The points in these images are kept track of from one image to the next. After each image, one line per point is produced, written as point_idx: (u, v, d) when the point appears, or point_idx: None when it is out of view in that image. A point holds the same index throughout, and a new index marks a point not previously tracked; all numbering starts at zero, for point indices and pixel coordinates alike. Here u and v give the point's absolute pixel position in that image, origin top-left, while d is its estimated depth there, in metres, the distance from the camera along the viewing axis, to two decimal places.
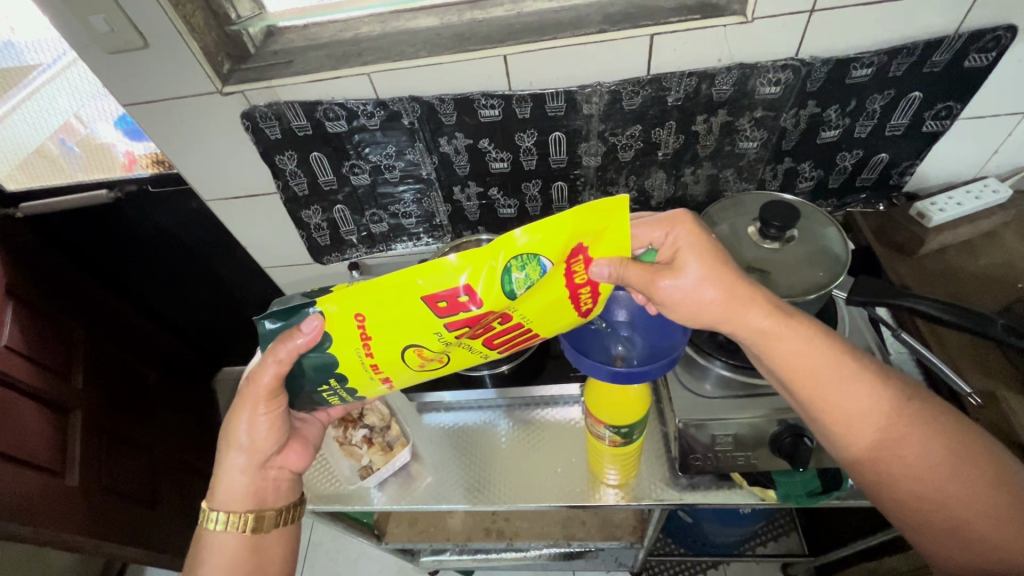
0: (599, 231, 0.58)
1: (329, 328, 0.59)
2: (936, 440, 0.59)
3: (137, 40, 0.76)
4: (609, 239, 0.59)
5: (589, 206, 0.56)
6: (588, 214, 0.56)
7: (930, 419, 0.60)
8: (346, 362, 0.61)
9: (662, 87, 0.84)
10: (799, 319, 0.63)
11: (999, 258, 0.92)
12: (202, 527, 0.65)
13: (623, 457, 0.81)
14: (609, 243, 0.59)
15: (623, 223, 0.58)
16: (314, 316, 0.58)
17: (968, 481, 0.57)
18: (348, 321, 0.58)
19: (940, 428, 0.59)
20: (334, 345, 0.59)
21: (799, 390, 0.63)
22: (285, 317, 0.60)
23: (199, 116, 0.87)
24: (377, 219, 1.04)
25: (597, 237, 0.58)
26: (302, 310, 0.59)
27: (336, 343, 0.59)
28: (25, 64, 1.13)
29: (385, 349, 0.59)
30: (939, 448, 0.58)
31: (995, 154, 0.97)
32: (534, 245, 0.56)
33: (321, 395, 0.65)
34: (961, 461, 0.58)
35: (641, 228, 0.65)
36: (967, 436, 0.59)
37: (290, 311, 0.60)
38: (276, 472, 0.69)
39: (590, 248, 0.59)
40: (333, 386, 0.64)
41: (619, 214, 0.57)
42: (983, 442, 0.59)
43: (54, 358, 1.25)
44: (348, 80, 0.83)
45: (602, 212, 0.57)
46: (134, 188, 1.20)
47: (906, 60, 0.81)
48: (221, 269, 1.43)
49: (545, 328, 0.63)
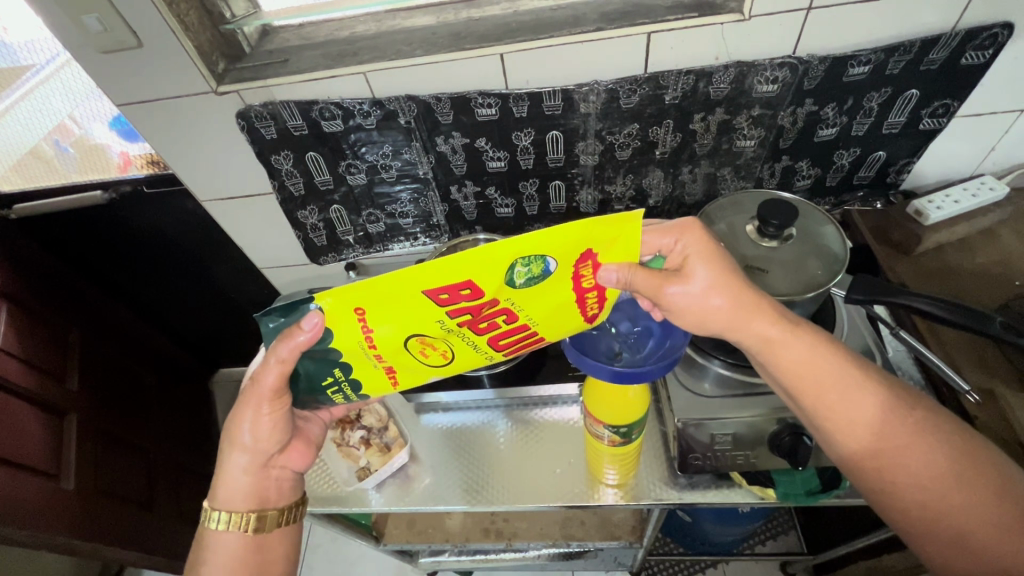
0: (611, 240, 0.58)
1: (330, 324, 0.56)
2: (940, 450, 0.59)
3: (130, 39, 0.76)
4: (619, 246, 0.59)
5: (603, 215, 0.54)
6: (606, 227, 0.55)
7: (933, 428, 0.60)
8: (352, 357, 0.60)
9: (660, 86, 0.83)
10: (804, 328, 0.63)
11: (995, 255, 0.92)
12: (204, 526, 0.64)
13: (623, 457, 0.81)
14: (619, 251, 0.59)
15: (634, 231, 0.58)
16: (314, 312, 0.55)
17: (973, 490, 0.57)
18: (349, 315, 0.56)
19: (944, 437, 0.59)
20: (335, 340, 0.58)
21: (804, 399, 0.63)
22: (286, 313, 0.57)
23: (193, 115, 0.86)
24: (373, 219, 1.04)
25: (609, 246, 0.58)
26: (301, 307, 0.57)
27: (339, 342, 0.58)
28: (19, 64, 1.13)
29: (390, 348, 0.60)
30: (942, 457, 0.58)
31: (992, 152, 0.97)
32: (542, 247, 0.54)
33: (326, 391, 0.64)
34: (964, 469, 0.58)
35: (651, 235, 0.64)
36: (971, 445, 0.59)
37: (290, 308, 0.57)
38: (278, 471, 0.68)
39: (601, 255, 0.59)
40: (337, 382, 0.63)
41: (632, 225, 0.56)
42: (986, 452, 0.59)
43: (48, 360, 1.24)
44: (344, 79, 0.83)
45: (617, 223, 0.56)
46: (128, 189, 1.18)
47: (902, 58, 0.81)
48: (216, 270, 1.42)
49: (552, 331, 0.65)
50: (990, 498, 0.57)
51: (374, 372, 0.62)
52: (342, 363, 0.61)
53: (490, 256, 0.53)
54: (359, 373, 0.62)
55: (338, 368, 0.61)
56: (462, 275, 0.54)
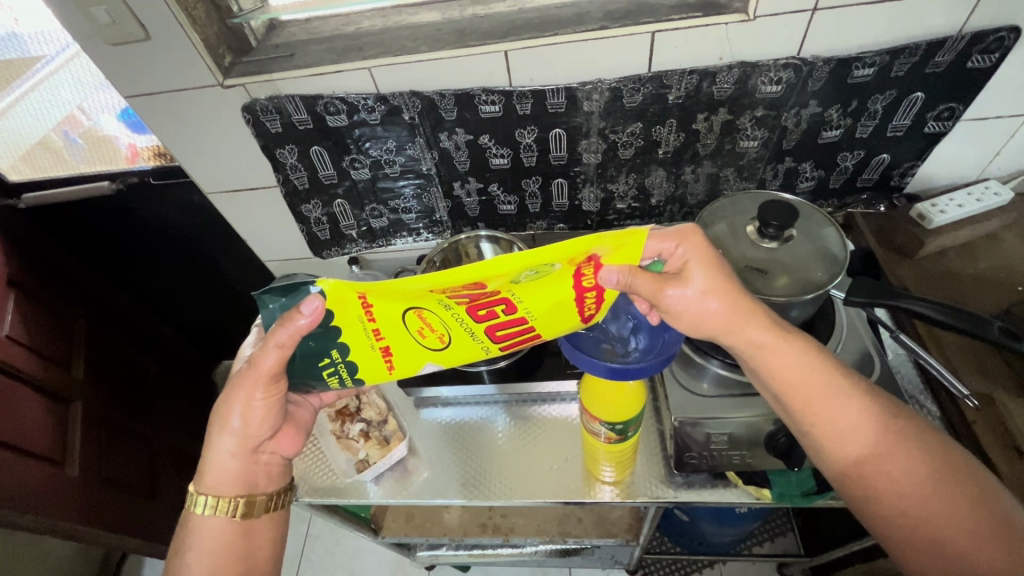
0: (612, 239, 0.57)
1: (329, 305, 0.56)
2: (920, 458, 0.59)
3: (138, 32, 0.77)
4: (622, 247, 0.58)
5: (617, 238, 0.58)
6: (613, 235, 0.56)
7: (916, 437, 0.60)
8: (350, 336, 0.59)
9: (663, 85, 0.83)
10: (795, 335, 0.64)
11: (998, 261, 0.92)
12: (190, 511, 0.65)
13: (619, 454, 0.82)
14: (621, 252, 0.59)
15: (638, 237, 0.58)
16: (315, 296, 0.54)
17: (951, 499, 0.57)
18: (351, 298, 0.56)
19: (924, 447, 0.60)
20: (336, 319, 0.57)
21: (792, 405, 0.63)
22: (288, 294, 0.57)
23: (201, 108, 0.87)
24: (376, 214, 1.04)
25: (614, 248, 0.58)
26: (304, 288, 0.57)
27: (339, 322, 0.57)
28: (29, 55, 1.14)
29: (389, 331, 0.59)
30: (920, 465, 0.59)
31: (997, 157, 0.96)
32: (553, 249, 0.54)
33: (320, 373, 0.62)
34: (941, 478, 0.58)
35: (652, 240, 0.62)
36: (952, 456, 0.60)
37: (292, 288, 0.57)
38: (268, 456, 0.69)
39: (603, 256, 0.58)
40: (333, 363, 0.62)
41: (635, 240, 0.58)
42: (968, 463, 0.59)
43: (55, 347, 1.26)
44: (349, 74, 0.83)
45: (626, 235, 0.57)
46: (135, 180, 1.20)
47: (908, 60, 0.81)
48: (221, 262, 1.43)
49: (549, 330, 0.64)
50: (966, 504, 0.57)
51: (371, 354, 0.61)
52: (341, 343, 0.60)
53: (504, 262, 0.53)
54: (356, 355, 0.61)
55: (336, 348, 0.60)
56: (469, 272, 0.53)
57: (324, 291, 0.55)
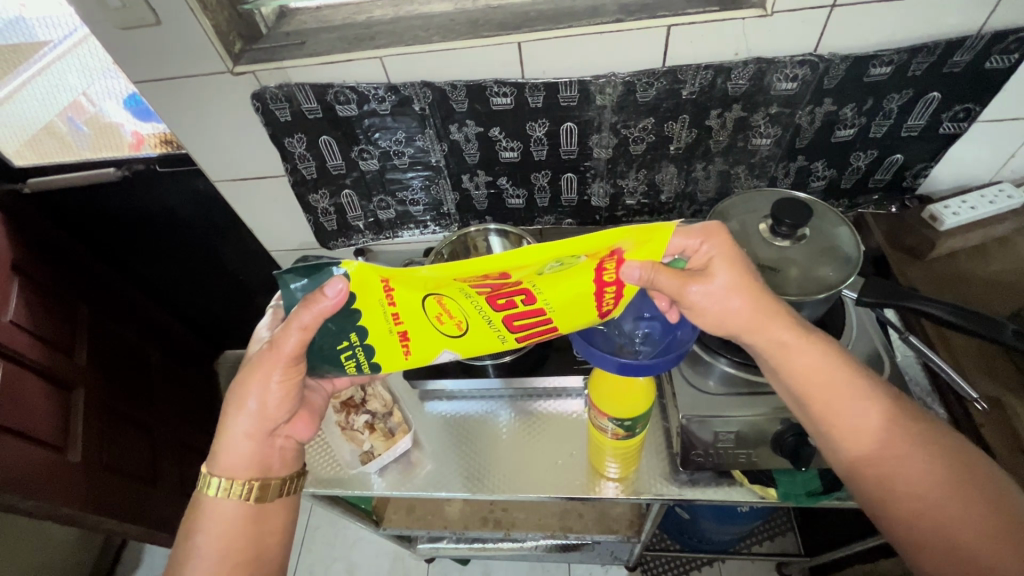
0: (638, 234, 0.56)
1: (353, 288, 0.55)
2: (938, 461, 0.59)
3: (149, 17, 0.76)
4: (647, 244, 0.58)
5: (642, 234, 0.57)
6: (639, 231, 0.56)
7: (934, 441, 0.60)
8: (369, 319, 0.58)
9: (678, 80, 0.83)
10: (816, 336, 0.63)
11: (1009, 264, 0.91)
12: (202, 492, 0.65)
13: (625, 450, 0.81)
14: (646, 248, 0.58)
15: (663, 234, 0.57)
16: (339, 278, 0.54)
17: (968, 502, 0.57)
18: (373, 281, 0.55)
19: (942, 451, 0.59)
20: (358, 301, 0.57)
21: (811, 407, 0.63)
22: (310, 275, 0.57)
23: (210, 95, 0.86)
24: (384, 205, 1.04)
25: (639, 244, 0.57)
26: (327, 270, 0.56)
27: (359, 305, 0.57)
28: (35, 39, 1.12)
29: (408, 317, 0.59)
30: (939, 468, 0.58)
31: (1011, 159, 0.95)
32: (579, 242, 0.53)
33: (339, 356, 0.61)
34: (959, 481, 0.58)
35: (678, 236, 0.61)
36: (970, 460, 0.59)
37: (313, 270, 0.57)
38: (282, 440, 0.68)
39: (627, 251, 0.58)
40: (351, 347, 0.61)
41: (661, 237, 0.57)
42: (984, 468, 0.59)
43: (58, 333, 1.25)
44: (360, 63, 0.82)
45: (653, 232, 0.57)
46: (141, 167, 1.19)
47: (926, 59, 0.80)
48: (225, 251, 1.43)
49: (566, 324, 0.63)
50: (983, 508, 0.56)
51: (388, 338, 0.60)
52: (360, 326, 0.59)
53: (530, 253, 0.52)
54: (374, 338, 0.60)
55: (355, 331, 0.59)
56: (494, 261, 0.53)
57: (348, 274, 0.55)
